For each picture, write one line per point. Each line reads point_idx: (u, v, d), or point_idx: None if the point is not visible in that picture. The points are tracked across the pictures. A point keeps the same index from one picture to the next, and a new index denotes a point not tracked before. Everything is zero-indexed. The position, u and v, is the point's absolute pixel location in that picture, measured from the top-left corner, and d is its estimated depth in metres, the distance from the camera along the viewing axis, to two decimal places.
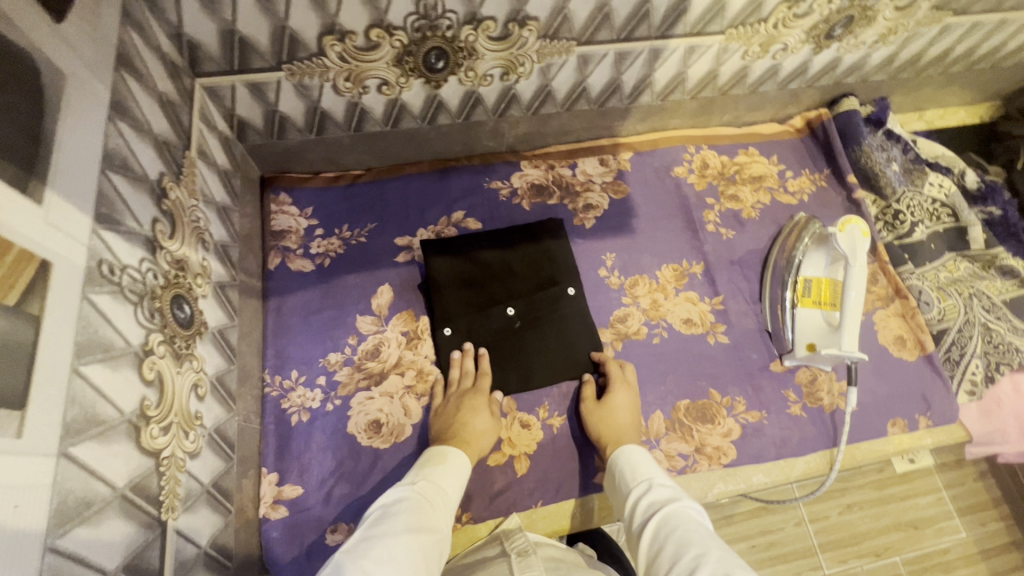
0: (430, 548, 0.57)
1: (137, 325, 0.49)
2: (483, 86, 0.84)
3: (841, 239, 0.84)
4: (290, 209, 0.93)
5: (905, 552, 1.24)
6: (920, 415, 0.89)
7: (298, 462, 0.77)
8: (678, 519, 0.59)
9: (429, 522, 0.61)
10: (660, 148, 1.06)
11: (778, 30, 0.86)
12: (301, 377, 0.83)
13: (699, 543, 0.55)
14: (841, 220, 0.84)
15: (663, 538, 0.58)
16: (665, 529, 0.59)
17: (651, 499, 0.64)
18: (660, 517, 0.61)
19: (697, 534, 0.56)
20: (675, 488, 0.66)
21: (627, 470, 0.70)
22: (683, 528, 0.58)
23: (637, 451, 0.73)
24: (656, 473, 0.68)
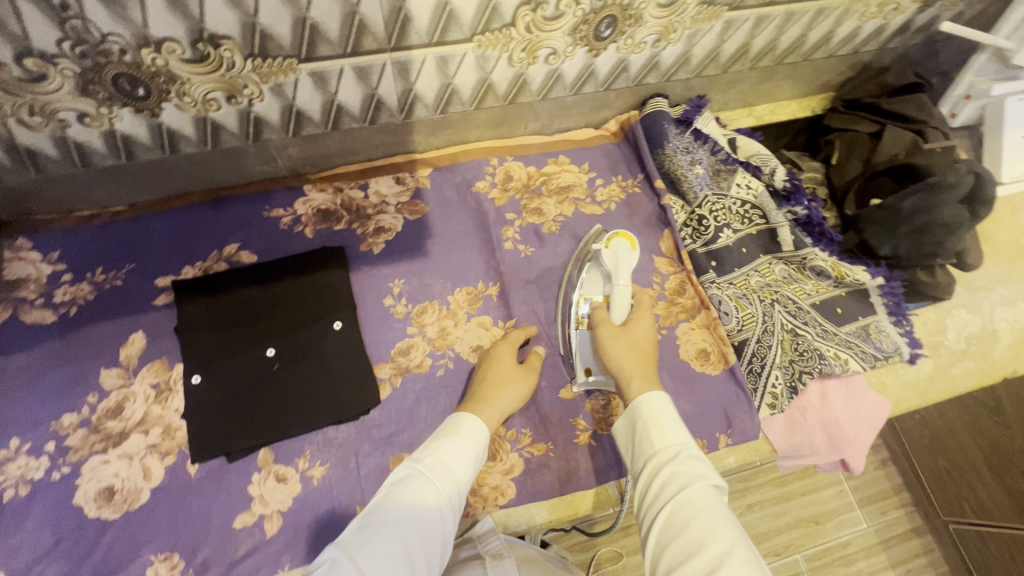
0: (427, 527, 0.57)
1: None
2: (212, 111, 0.76)
3: (607, 254, 0.79)
4: (29, 255, 0.84)
5: (807, 549, 1.19)
6: (720, 433, 0.85)
7: (5, 544, 0.69)
8: (707, 502, 0.53)
9: (438, 497, 0.60)
10: (461, 163, 0.99)
11: (536, 34, 0.80)
12: (24, 445, 0.74)
13: (727, 543, 0.50)
14: (610, 236, 0.80)
15: (681, 524, 0.52)
16: (686, 517, 0.53)
17: (671, 475, 0.57)
18: (679, 498, 0.54)
19: (722, 529, 0.51)
20: (701, 458, 0.59)
21: (649, 428, 0.62)
22: (706, 519, 0.52)
23: (663, 402, 0.64)
24: (683, 438, 0.60)
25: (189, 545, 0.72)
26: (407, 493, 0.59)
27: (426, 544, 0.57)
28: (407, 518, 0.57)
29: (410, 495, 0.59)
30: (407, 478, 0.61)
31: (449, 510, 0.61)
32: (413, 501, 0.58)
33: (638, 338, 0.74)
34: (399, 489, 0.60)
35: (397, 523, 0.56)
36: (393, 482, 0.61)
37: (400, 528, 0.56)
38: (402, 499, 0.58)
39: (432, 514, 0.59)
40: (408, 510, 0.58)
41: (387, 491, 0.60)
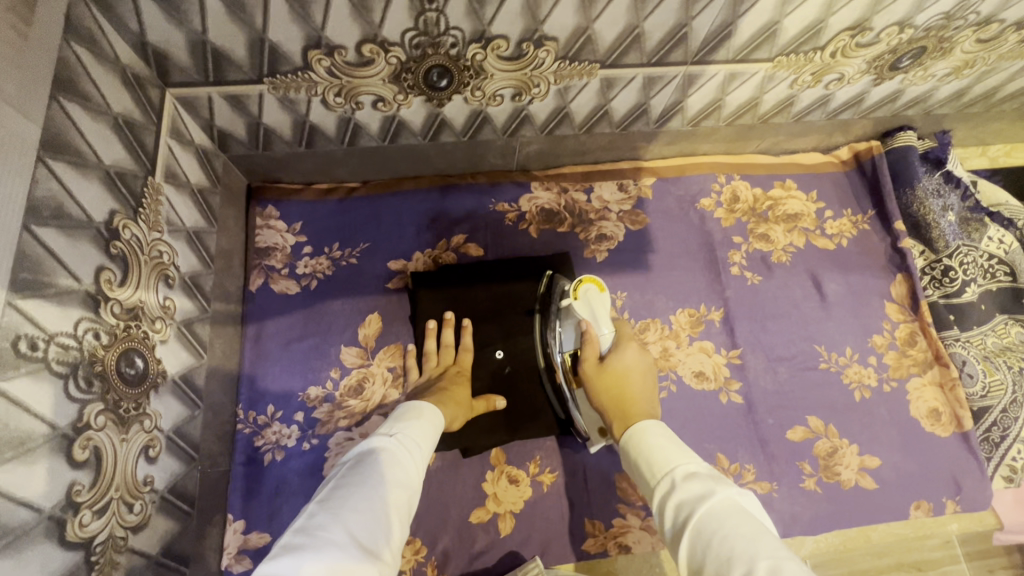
0: (400, 492, 0.55)
1: (66, 402, 0.44)
2: (491, 106, 0.74)
3: (578, 306, 0.77)
4: (276, 224, 0.86)
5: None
6: (948, 499, 0.81)
7: (268, 508, 0.72)
8: (727, 514, 0.43)
9: (400, 471, 0.57)
10: (686, 176, 0.95)
11: (836, 59, 0.74)
12: (277, 413, 0.77)
13: (745, 556, 0.40)
14: (576, 284, 0.78)
15: (700, 554, 0.43)
16: (705, 539, 0.43)
17: (677, 500, 0.47)
18: (691, 525, 0.44)
19: (751, 540, 0.41)
20: (706, 472, 0.49)
21: (644, 461, 0.53)
22: (719, 534, 0.42)
23: (654, 429, 0.56)
24: (677, 458, 0.51)
25: (429, 533, 0.74)
26: (373, 465, 0.56)
27: (401, 509, 0.55)
28: (379, 479, 0.54)
29: (378, 463, 0.57)
30: (367, 450, 0.59)
31: (414, 480, 0.59)
32: (383, 469, 0.56)
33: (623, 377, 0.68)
34: (360, 461, 0.57)
35: (368, 488, 0.53)
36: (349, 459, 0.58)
37: (376, 489, 0.53)
38: (371, 465, 0.56)
39: (401, 482, 0.56)
40: (381, 474, 0.55)
41: (341, 468, 0.56)
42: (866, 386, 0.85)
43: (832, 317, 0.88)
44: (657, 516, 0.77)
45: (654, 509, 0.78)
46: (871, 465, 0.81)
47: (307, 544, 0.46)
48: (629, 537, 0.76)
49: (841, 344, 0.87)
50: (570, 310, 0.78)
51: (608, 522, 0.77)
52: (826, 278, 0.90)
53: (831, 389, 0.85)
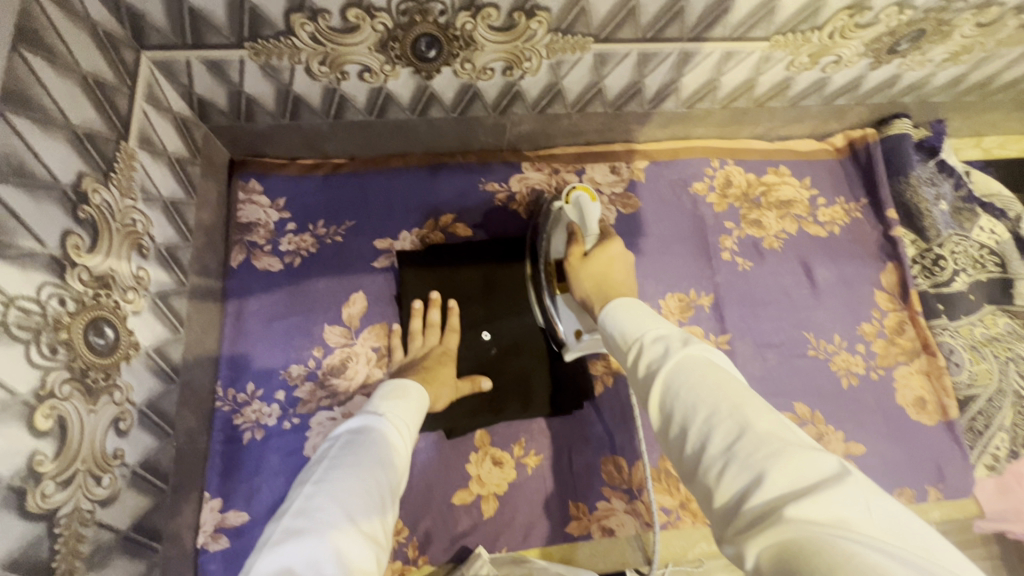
0: (393, 472, 0.54)
1: (27, 369, 0.42)
2: (482, 80, 0.72)
3: (569, 210, 0.76)
4: (259, 199, 0.83)
5: None
6: (931, 486, 0.81)
7: (246, 486, 0.71)
8: (694, 366, 0.44)
9: (393, 447, 0.57)
10: (680, 159, 0.94)
11: (833, 41, 0.73)
12: (258, 391, 0.76)
13: (708, 401, 0.41)
14: (566, 192, 0.76)
15: (667, 404, 0.44)
16: (672, 389, 0.44)
17: (644, 362, 0.48)
18: (658, 379, 0.45)
19: (715, 387, 0.41)
20: (675, 333, 0.49)
21: (619, 335, 0.54)
22: (685, 387, 0.43)
23: (633, 305, 0.56)
24: (648, 327, 0.51)
25: (411, 514, 0.73)
26: (366, 444, 0.55)
27: (395, 487, 0.54)
28: (371, 460, 0.53)
29: (368, 444, 0.55)
30: (355, 430, 0.58)
31: (405, 460, 0.58)
32: (374, 450, 0.55)
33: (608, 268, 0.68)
34: (349, 441, 0.56)
35: (362, 468, 0.52)
36: (337, 440, 0.57)
37: (371, 470, 0.52)
38: (362, 446, 0.55)
39: (393, 462, 0.56)
40: (374, 456, 0.54)
41: (331, 450, 0.55)
42: (853, 373, 0.85)
43: (823, 304, 0.88)
44: (641, 500, 0.77)
45: (638, 492, 0.77)
46: (857, 452, 0.81)
47: (308, 529, 0.45)
48: (613, 520, 0.76)
49: (830, 331, 0.87)
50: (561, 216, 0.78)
51: (592, 505, 0.76)
52: (817, 265, 0.90)
53: (818, 376, 0.84)
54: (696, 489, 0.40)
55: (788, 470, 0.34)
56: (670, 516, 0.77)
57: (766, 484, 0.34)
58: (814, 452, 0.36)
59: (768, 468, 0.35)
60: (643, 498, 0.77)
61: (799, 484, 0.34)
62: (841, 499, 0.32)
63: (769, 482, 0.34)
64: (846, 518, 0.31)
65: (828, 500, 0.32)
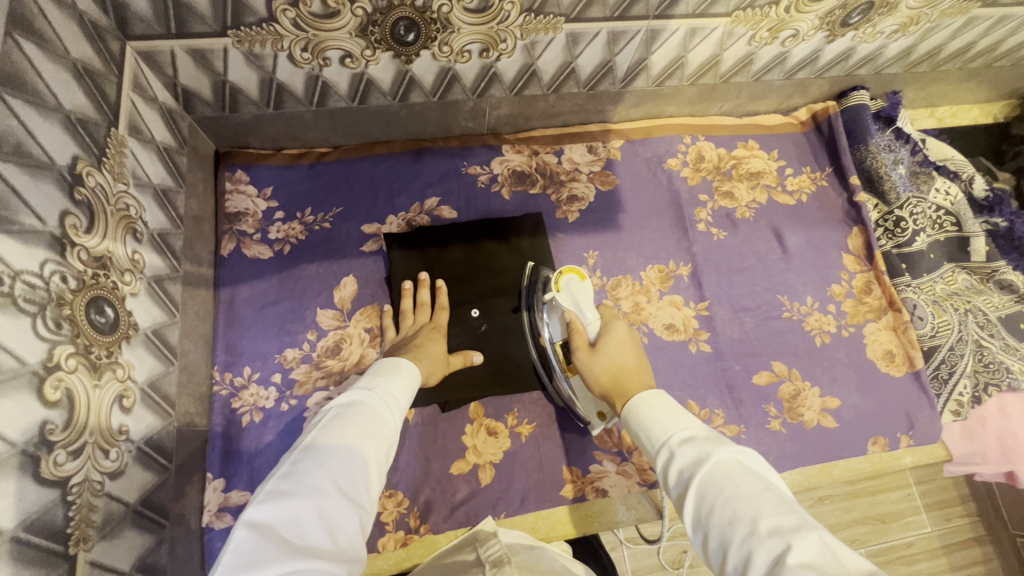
0: (380, 442, 0.56)
1: (35, 340, 0.43)
2: (460, 62, 0.75)
3: (561, 298, 0.77)
4: (246, 188, 0.85)
5: (870, 545, 1.10)
6: (902, 433, 0.86)
7: (248, 467, 0.72)
8: (729, 477, 0.46)
9: (382, 421, 0.58)
10: (654, 137, 0.98)
11: (790, 15, 0.77)
12: (254, 375, 0.77)
13: (747, 518, 0.43)
14: (554, 277, 0.78)
15: (704, 517, 0.46)
16: (706, 502, 0.46)
17: (677, 467, 0.50)
18: (692, 489, 0.47)
19: (751, 502, 0.44)
20: (703, 436, 0.52)
21: (643, 432, 0.56)
22: (721, 500, 0.45)
23: (656, 398, 0.58)
24: (674, 425, 0.54)
25: (410, 485, 0.76)
26: (354, 415, 0.57)
27: (381, 455, 0.56)
28: (361, 431, 0.55)
29: (358, 416, 0.57)
30: (345, 402, 0.59)
31: (394, 431, 0.60)
32: (362, 421, 0.56)
33: (617, 358, 0.68)
34: (340, 413, 0.57)
35: (350, 439, 0.53)
36: (328, 410, 0.58)
37: (359, 441, 0.54)
38: (352, 417, 0.56)
39: (381, 433, 0.57)
40: (363, 427, 0.55)
41: (321, 419, 0.56)
42: (825, 332, 0.89)
43: (794, 268, 0.92)
44: (631, 461, 0.80)
45: (628, 454, 0.81)
46: (832, 406, 0.86)
47: (294, 490, 0.47)
48: (605, 482, 0.79)
49: (803, 294, 0.91)
50: (554, 303, 0.77)
51: (585, 469, 0.79)
52: (787, 231, 0.94)
53: (793, 336, 0.89)
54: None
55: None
56: None
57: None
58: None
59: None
60: (633, 459, 0.80)
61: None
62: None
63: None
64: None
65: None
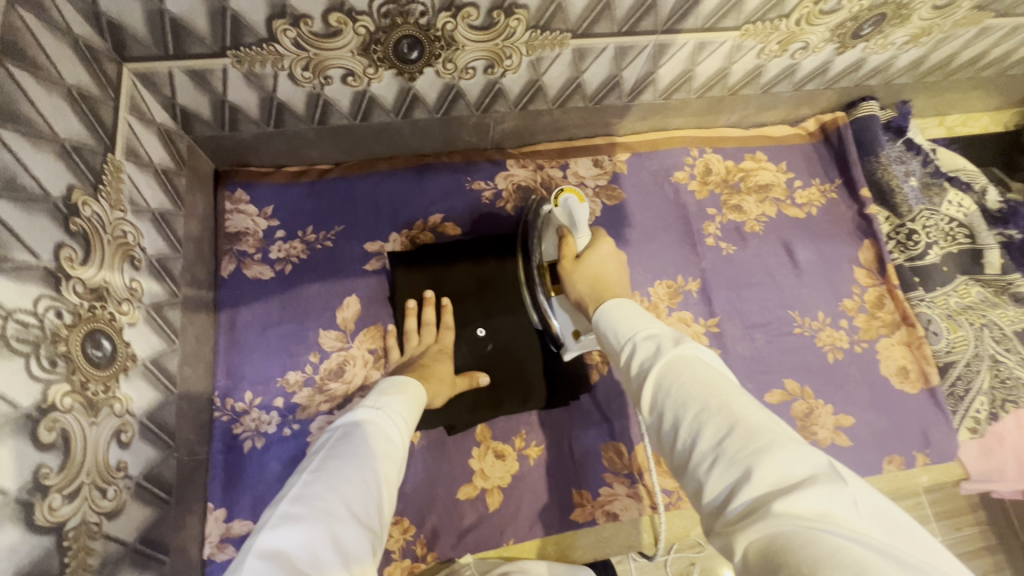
0: (390, 464, 0.54)
1: (28, 381, 0.42)
2: (464, 79, 0.74)
3: (558, 213, 0.75)
4: (247, 208, 0.83)
5: None
6: (918, 451, 0.84)
7: (250, 495, 0.71)
8: (686, 364, 0.44)
9: (391, 440, 0.56)
10: (660, 150, 0.96)
11: (800, 28, 0.76)
12: (256, 399, 0.75)
13: (698, 398, 0.41)
14: (555, 194, 0.76)
15: (658, 402, 0.44)
16: (663, 387, 0.44)
17: (637, 357, 0.49)
18: (649, 376, 0.46)
19: (707, 384, 0.42)
20: (667, 331, 0.50)
21: (611, 332, 0.55)
22: (676, 384, 0.43)
23: (624, 305, 0.57)
24: (640, 324, 0.52)
25: (416, 512, 0.74)
26: (363, 436, 0.55)
27: (392, 480, 0.53)
28: (369, 451, 0.53)
29: (366, 436, 0.55)
30: (351, 421, 0.57)
31: (403, 454, 0.58)
32: (371, 442, 0.54)
33: (600, 270, 0.67)
34: (347, 434, 0.55)
35: (359, 460, 0.51)
36: (335, 431, 0.56)
37: (369, 462, 0.52)
38: (359, 437, 0.54)
39: (391, 456, 0.55)
40: (371, 449, 0.53)
41: (328, 443, 0.54)
42: (838, 348, 0.88)
43: (805, 282, 0.91)
44: (642, 483, 0.78)
45: (639, 477, 0.79)
46: (846, 424, 0.84)
47: (305, 515, 0.45)
48: (615, 505, 0.77)
49: (814, 309, 0.90)
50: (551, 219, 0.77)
51: (594, 492, 0.77)
52: (797, 245, 0.93)
53: (805, 352, 0.87)
54: (685, 483, 0.41)
55: (777, 465, 0.35)
56: (671, 497, 0.79)
57: (756, 479, 0.35)
58: (803, 447, 0.37)
59: (757, 463, 0.35)
60: (643, 481, 0.79)
61: (788, 481, 0.35)
62: (829, 497, 0.33)
63: (761, 478, 0.35)
64: (834, 514, 0.32)
65: (814, 496, 0.33)
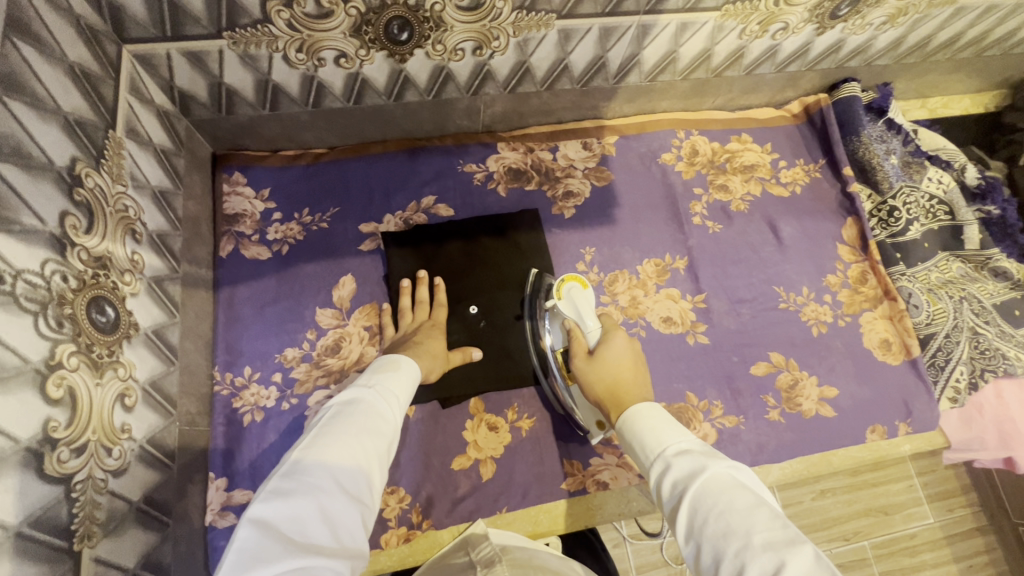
0: (380, 440, 0.55)
1: (38, 339, 0.44)
2: (453, 61, 0.76)
3: (563, 306, 0.77)
4: (244, 190, 0.86)
5: (874, 537, 1.10)
6: (900, 421, 0.86)
7: (250, 466, 0.73)
8: (723, 490, 0.46)
9: (383, 419, 0.58)
10: (647, 132, 0.99)
11: (779, 8, 0.78)
12: (255, 374, 0.77)
13: (741, 533, 0.43)
14: (557, 285, 0.79)
15: (697, 530, 0.45)
16: (700, 515, 0.46)
17: (670, 478, 0.50)
18: (685, 499, 0.47)
19: (747, 517, 0.43)
20: (698, 450, 0.52)
21: (637, 442, 0.56)
22: (715, 512, 0.45)
23: (651, 410, 0.58)
24: (668, 437, 0.53)
25: (412, 482, 0.76)
26: (355, 414, 0.56)
27: (382, 454, 0.55)
28: (361, 429, 0.54)
29: (359, 414, 0.56)
30: (345, 399, 0.58)
31: (394, 428, 0.59)
32: (363, 420, 0.56)
33: (614, 368, 0.68)
34: (340, 411, 0.56)
35: (350, 436, 0.53)
36: (329, 406, 0.57)
37: (360, 440, 0.53)
38: (353, 416, 0.56)
39: (382, 432, 0.57)
40: (363, 425, 0.55)
41: (322, 417, 0.55)
42: (822, 322, 0.90)
43: (789, 259, 0.93)
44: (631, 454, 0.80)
45: None
46: (830, 395, 0.86)
47: (295, 489, 0.47)
48: (606, 474, 0.79)
49: (799, 284, 0.92)
50: (556, 311, 0.79)
51: (585, 462, 0.80)
52: (782, 222, 0.95)
53: (790, 326, 0.89)
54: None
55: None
56: None
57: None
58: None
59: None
60: None
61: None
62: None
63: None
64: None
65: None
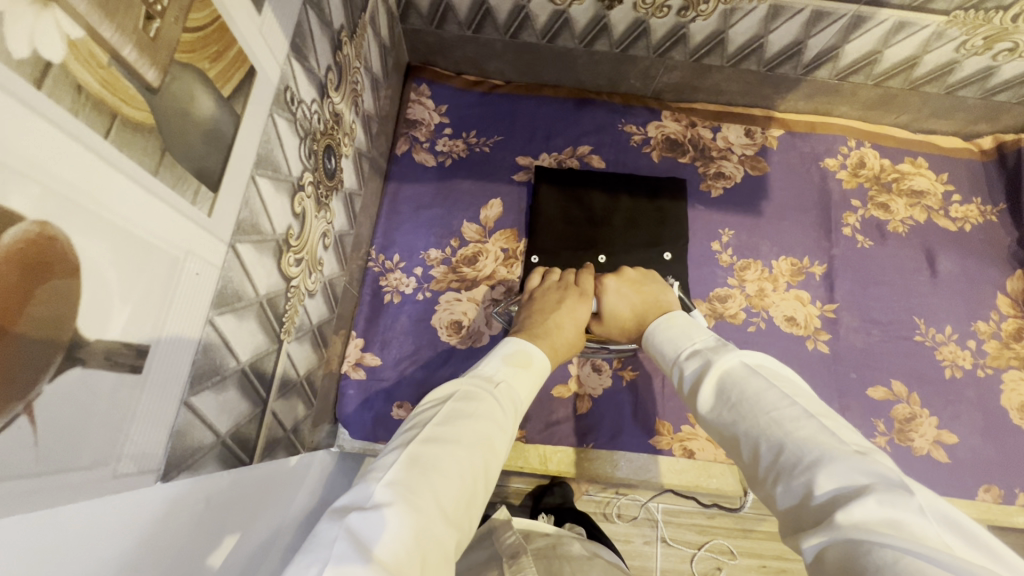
0: (486, 452, 0.45)
1: (298, 159, 0.53)
2: (656, 17, 0.80)
3: None
4: (426, 102, 0.95)
5: None
6: (1022, 490, 0.79)
7: (382, 337, 0.82)
8: (738, 380, 0.47)
9: (495, 423, 0.48)
10: (816, 134, 0.96)
11: (1015, 26, 0.74)
12: (401, 262, 0.87)
13: (753, 417, 0.44)
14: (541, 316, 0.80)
15: (721, 413, 0.47)
16: (721, 401, 0.47)
17: (687, 375, 0.53)
18: (707, 394, 0.49)
19: (755, 402, 0.44)
20: (707, 346, 0.54)
21: (659, 347, 0.59)
22: (733, 401, 0.46)
23: (675, 317, 0.61)
24: (682, 343, 0.56)
25: None
26: (466, 416, 0.47)
27: (490, 468, 0.45)
28: (471, 437, 0.45)
29: (464, 415, 0.47)
30: (469, 397, 0.49)
31: (508, 440, 0.49)
32: (470, 425, 0.46)
33: (623, 303, 0.70)
34: (455, 412, 0.47)
35: (457, 445, 0.44)
36: (437, 405, 0.48)
37: (469, 453, 0.44)
38: (464, 417, 0.47)
39: (491, 437, 0.47)
40: (466, 428, 0.46)
41: (416, 419, 0.47)
42: (958, 366, 0.85)
43: (938, 293, 0.88)
44: None
45: None
46: (948, 441, 0.81)
47: (394, 498, 0.38)
48: (693, 443, 0.80)
49: (942, 322, 0.87)
50: None
51: (677, 426, 0.81)
52: (940, 255, 0.90)
53: (922, 361, 0.85)
54: (763, 495, 0.42)
55: (834, 475, 0.37)
56: None
57: (817, 493, 0.37)
58: (859, 458, 0.37)
59: (816, 474, 0.37)
60: None
61: (848, 487, 0.36)
62: (892, 504, 0.33)
63: (822, 489, 0.37)
64: (899, 520, 0.32)
65: (878, 506, 0.33)
